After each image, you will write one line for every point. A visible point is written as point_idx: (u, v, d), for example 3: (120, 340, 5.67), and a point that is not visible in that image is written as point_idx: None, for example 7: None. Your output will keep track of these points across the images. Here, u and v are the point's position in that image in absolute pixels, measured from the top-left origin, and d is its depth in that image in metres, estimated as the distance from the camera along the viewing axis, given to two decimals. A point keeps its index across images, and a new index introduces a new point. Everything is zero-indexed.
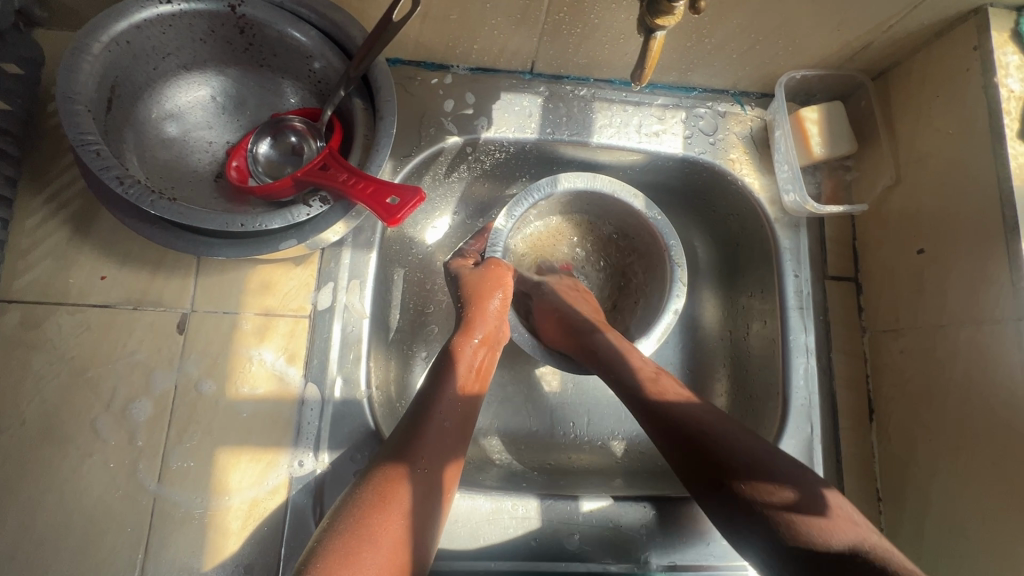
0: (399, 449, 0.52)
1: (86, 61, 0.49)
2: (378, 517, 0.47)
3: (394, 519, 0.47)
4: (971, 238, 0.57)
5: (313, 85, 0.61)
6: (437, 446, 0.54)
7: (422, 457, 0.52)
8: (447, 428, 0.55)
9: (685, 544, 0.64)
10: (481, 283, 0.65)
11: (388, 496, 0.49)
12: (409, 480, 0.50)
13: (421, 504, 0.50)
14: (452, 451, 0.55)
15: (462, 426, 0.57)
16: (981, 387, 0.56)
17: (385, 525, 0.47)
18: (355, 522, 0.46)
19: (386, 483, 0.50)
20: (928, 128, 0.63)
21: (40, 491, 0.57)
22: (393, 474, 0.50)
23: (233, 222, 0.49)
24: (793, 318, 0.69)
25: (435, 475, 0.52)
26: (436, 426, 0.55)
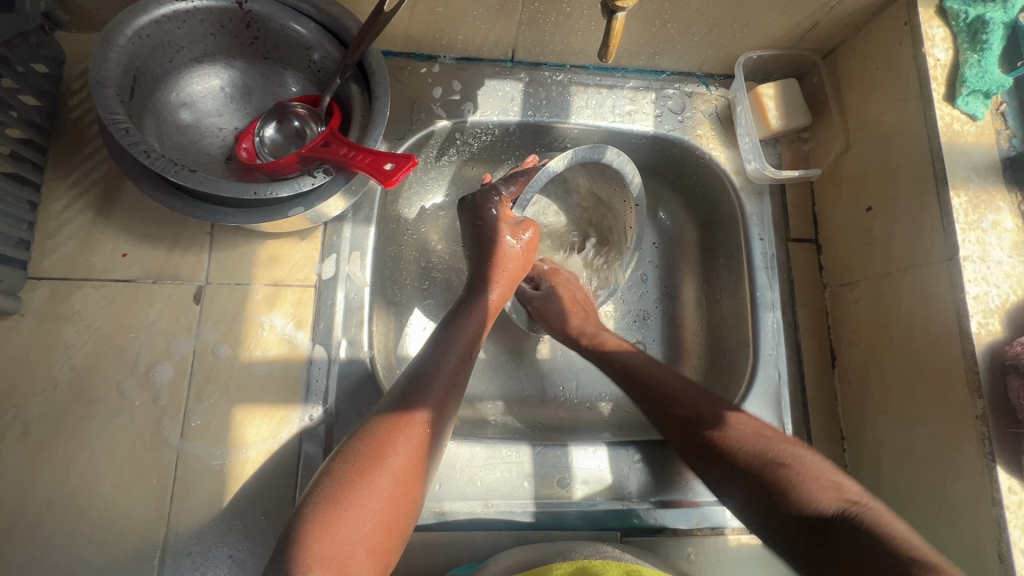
0: (407, 397, 0.54)
1: (112, 52, 0.55)
2: (381, 462, 0.49)
3: (395, 463, 0.50)
4: (910, 191, 0.64)
5: (313, 75, 0.67)
6: (442, 395, 0.55)
7: (422, 412, 0.53)
8: (452, 378, 0.56)
9: (665, 482, 0.70)
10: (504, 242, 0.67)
11: (390, 440, 0.50)
12: (411, 433, 0.52)
13: (424, 450, 0.52)
14: (455, 398, 0.57)
15: (464, 377, 0.58)
16: (922, 323, 0.62)
17: (387, 470, 0.49)
18: (357, 466, 0.48)
19: (390, 427, 0.51)
20: (871, 98, 0.70)
21: (73, 447, 0.62)
22: (397, 420, 0.52)
23: (246, 190, 0.55)
24: (759, 276, 0.76)
25: (437, 422, 0.54)
26: (444, 376, 0.56)
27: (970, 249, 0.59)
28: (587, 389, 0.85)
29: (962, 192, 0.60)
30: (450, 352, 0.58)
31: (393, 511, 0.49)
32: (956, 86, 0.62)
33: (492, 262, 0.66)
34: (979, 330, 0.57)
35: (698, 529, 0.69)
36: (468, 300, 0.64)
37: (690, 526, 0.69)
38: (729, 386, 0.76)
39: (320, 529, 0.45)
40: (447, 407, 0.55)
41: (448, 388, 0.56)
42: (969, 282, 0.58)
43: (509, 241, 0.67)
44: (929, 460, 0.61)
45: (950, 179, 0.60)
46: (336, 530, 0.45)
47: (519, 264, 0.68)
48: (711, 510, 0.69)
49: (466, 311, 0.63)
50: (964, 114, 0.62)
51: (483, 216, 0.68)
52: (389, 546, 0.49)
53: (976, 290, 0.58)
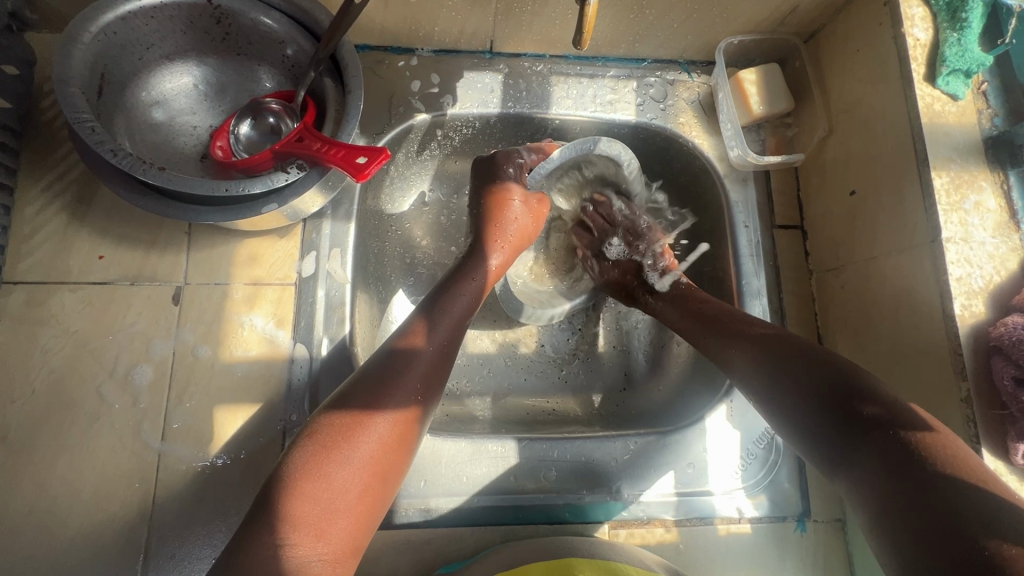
0: (400, 357, 0.55)
1: (77, 50, 0.54)
2: (368, 420, 0.50)
3: (383, 420, 0.51)
4: (892, 174, 0.63)
5: (287, 70, 0.66)
6: (433, 359, 0.56)
7: (404, 390, 0.53)
8: (445, 341, 0.58)
9: (653, 474, 0.69)
10: (517, 211, 0.71)
11: (380, 397, 0.51)
12: (392, 410, 0.51)
13: (414, 410, 0.53)
14: (448, 361, 0.58)
15: (455, 346, 0.59)
16: (906, 307, 0.61)
17: (376, 426, 0.50)
18: (344, 423, 0.49)
19: (379, 385, 0.52)
20: (853, 81, 0.69)
21: (52, 453, 0.61)
22: (386, 380, 0.53)
23: (217, 187, 0.54)
24: (745, 264, 0.75)
25: (427, 384, 0.55)
26: (436, 340, 0.57)
27: (953, 230, 0.58)
28: (576, 382, 0.85)
29: (944, 173, 0.59)
30: (443, 314, 0.59)
31: (381, 467, 0.50)
32: (937, 66, 0.62)
33: (502, 220, 0.70)
34: (963, 312, 0.56)
35: (687, 520, 0.68)
36: (466, 264, 0.65)
37: (678, 516, 0.68)
38: (717, 375, 0.75)
39: (306, 481, 0.46)
40: (437, 370, 0.56)
41: (441, 350, 0.57)
42: (952, 263, 0.57)
43: (519, 205, 0.71)
44: None
45: (931, 160, 0.59)
46: (320, 490, 0.46)
47: (525, 224, 0.72)
48: (699, 500, 0.69)
49: (465, 274, 0.64)
50: (945, 94, 0.61)
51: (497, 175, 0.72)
52: (374, 504, 0.49)
53: (960, 272, 0.57)
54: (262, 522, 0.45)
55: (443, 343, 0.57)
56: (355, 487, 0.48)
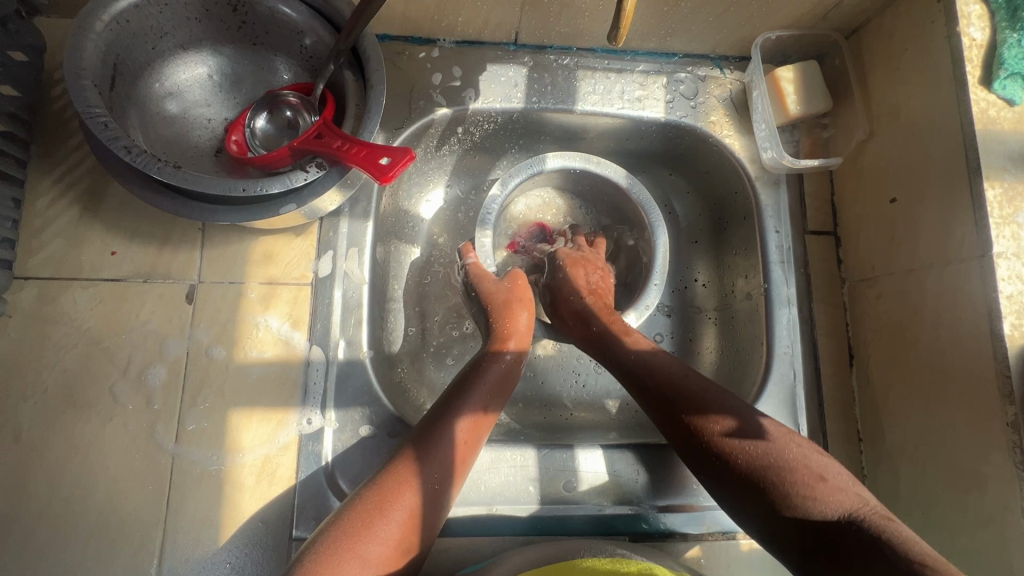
0: (428, 434, 0.55)
1: (89, 39, 0.51)
2: (400, 497, 0.51)
3: (413, 497, 0.51)
4: (938, 184, 0.60)
5: (305, 61, 0.64)
6: (473, 414, 0.58)
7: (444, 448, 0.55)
8: (477, 422, 0.57)
9: (676, 485, 0.67)
10: (501, 294, 0.67)
11: (412, 477, 0.52)
12: (430, 471, 0.53)
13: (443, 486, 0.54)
14: (479, 441, 0.58)
15: (496, 407, 0.60)
16: (948, 323, 0.59)
17: (407, 505, 0.51)
18: (378, 499, 0.50)
19: (414, 463, 0.53)
20: (899, 82, 0.66)
21: (65, 453, 0.60)
22: (421, 457, 0.53)
23: (235, 187, 0.52)
24: (775, 272, 0.72)
25: (461, 462, 0.55)
26: (474, 397, 0.58)
27: (1004, 244, 0.55)
28: (595, 387, 0.83)
29: (998, 184, 0.56)
30: (477, 392, 0.59)
31: (407, 538, 0.50)
32: (993, 69, 0.58)
33: (518, 305, 0.68)
34: (1011, 332, 0.54)
35: (710, 534, 0.67)
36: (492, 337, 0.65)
37: (700, 530, 0.66)
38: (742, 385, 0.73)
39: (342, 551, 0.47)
40: (469, 448, 0.57)
41: (472, 433, 0.57)
42: (1002, 280, 0.55)
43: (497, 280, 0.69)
44: (956, 467, 0.58)
45: (984, 170, 0.56)
46: (359, 553, 0.48)
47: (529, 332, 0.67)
48: (723, 515, 0.67)
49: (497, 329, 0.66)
50: (1001, 99, 0.58)
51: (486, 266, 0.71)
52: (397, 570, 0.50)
53: (1010, 289, 0.55)
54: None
55: (479, 421, 0.57)
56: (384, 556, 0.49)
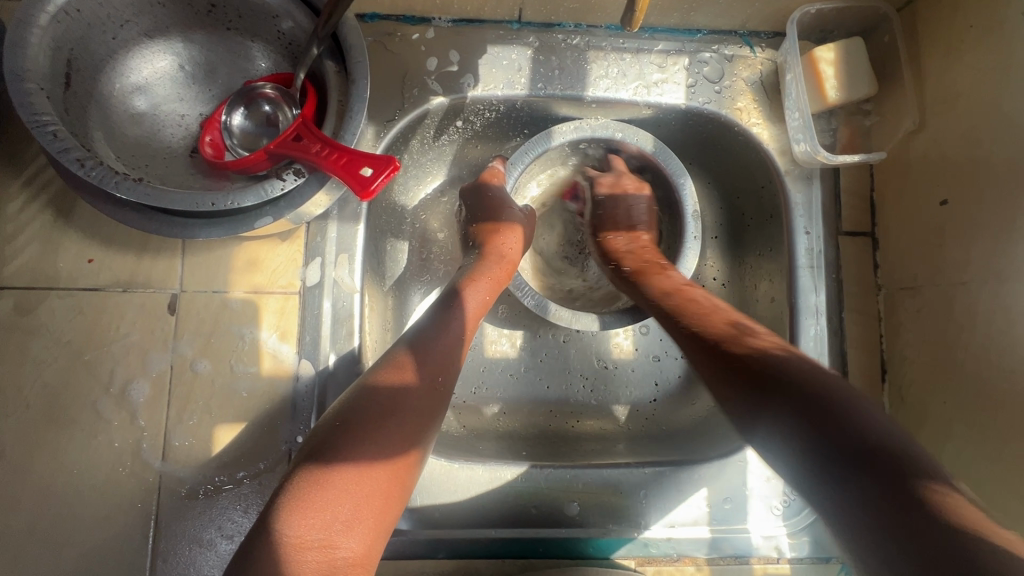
0: (391, 371, 0.50)
1: (33, 35, 0.46)
2: (371, 439, 0.45)
3: (388, 441, 0.45)
4: (1000, 186, 0.53)
5: (283, 48, 0.57)
6: (430, 386, 0.50)
7: (397, 417, 0.47)
8: (438, 369, 0.52)
9: (685, 509, 0.63)
10: (493, 226, 0.66)
11: (380, 419, 0.46)
12: (387, 444, 0.45)
13: (411, 440, 0.47)
14: (447, 388, 0.52)
15: (447, 379, 0.52)
16: (1001, 346, 0.53)
17: (378, 450, 0.44)
18: (343, 442, 0.44)
19: (377, 402, 0.47)
20: (961, 66, 0.57)
21: (50, 471, 0.58)
22: (387, 397, 0.47)
23: (203, 201, 0.47)
24: (803, 277, 0.66)
25: (431, 407, 0.50)
26: (426, 372, 0.50)
27: None
28: (603, 392, 0.78)
29: None
30: (436, 340, 0.53)
31: (388, 489, 0.44)
32: None
33: (498, 244, 0.65)
34: None
35: (721, 557, 0.64)
36: (463, 281, 0.61)
37: (711, 554, 0.64)
38: None
39: (310, 498, 0.41)
40: (438, 393, 0.51)
41: (435, 378, 0.51)
42: None
43: (502, 232, 0.66)
44: (992, 505, 0.53)
45: None
46: (303, 534, 0.39)
47: (514, 266, 0.66)
48: (736, 539, 0.63)
49: (459, 291, 0.59)
50: None
51: (497, 207, 0.67)
52: (381, 522, 0.43)
53: None
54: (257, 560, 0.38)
55: (441, 365, 0.52)
56: (360, 503, 0.42)
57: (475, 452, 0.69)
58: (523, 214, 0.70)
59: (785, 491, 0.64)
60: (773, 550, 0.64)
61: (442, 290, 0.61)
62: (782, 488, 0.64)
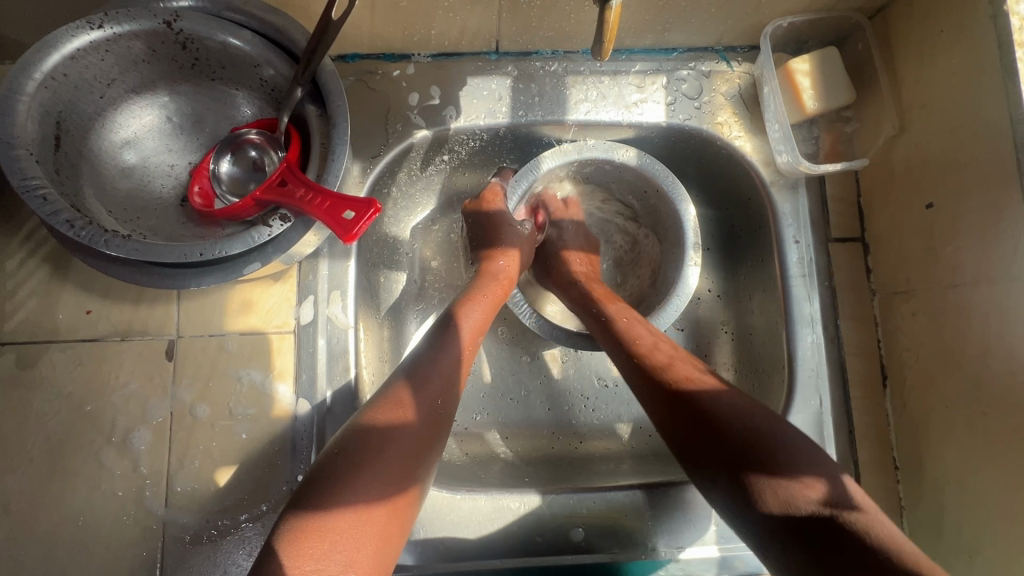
0: (389, 403, 0.50)
1: (22, 102, 0.48)
2: (375, 465, 0.45)
3: (382, 477, 0.45)
4: (982, 187, 0.53)
5: (267, 94, 0.58)
6: (430, 409, 0.50)
7: (399, 443, 0.47)
8: (439, 392, 0.52)
9: (692, 528, 0.63)
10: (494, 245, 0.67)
11: (375, 454, 0.46)
12: (389, 471, 0.46)
13: (413, 466, 0.47)
14: (447, 412, 0.52)
15: (449, 400, 0.53)
16: (997, 348, 0.52)
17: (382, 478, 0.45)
18: (338, 479, 0.44)
19: (373, 437, 0.47)
20: (935, 70, 0.58)
21: (55, 523, 0.59)
22: (382, 432, 0.47)
23: (190, 252, 0.48)
24: (796, 286, 0.66)
25: (432, 433, 0.50)
26: (426, 395, 0.51)
27: None
28: (605, 411, 0.77)
29: None
30: (435, 368, 0.53)
31: (384, 524, 0.44)
32: None
33: (494, 267, 0.65)
34: None
35: None
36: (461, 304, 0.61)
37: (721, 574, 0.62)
38: None
39: (307, 537, 0.41)
40: (439, 418, 0.51)
41: (436, 403, 0.51)
42: None
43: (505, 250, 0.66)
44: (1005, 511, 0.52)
45: None
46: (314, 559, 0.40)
47: (515, 281, 0.66)
48: (746, 556, 0.62)
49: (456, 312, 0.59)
50: None
51: (498, 228, 0.68)
52: (385, 550, 0.44)
53: None
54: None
55: (436, 394, 0.52)
56: (366, 530, 0.43)
57: (478, 481, 0.68)
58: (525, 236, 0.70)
59: None
60: None
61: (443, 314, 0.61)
62: None
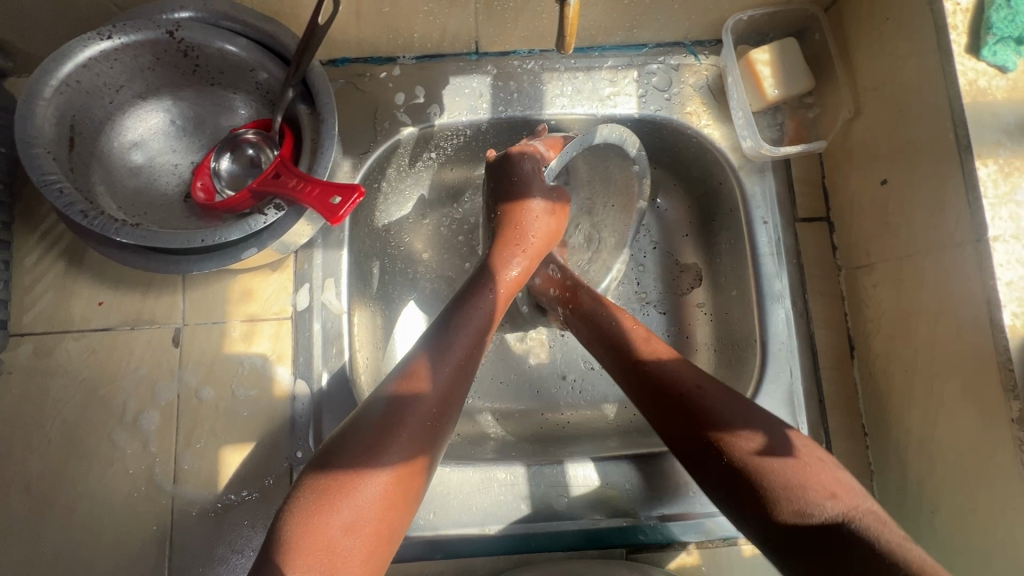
0: (408, 376, 0.51)
1: (39, 107, 0.53)
2: (392, 437, 0.47)
3: (394, 457, 0.47)
4: (928, 162, 0.56)
5: (262, 96, 0.63)
6: (449, 381, 0.52)
7: (416, 416, 0.49)
8: (460, 365, 0.53)
9: (670, 495, 0.66)
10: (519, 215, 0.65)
11: (388, 434, 0.48)
12: (406, 442, 0.48)
13: (429, 435, 0.49)
14: (463, 382, 0.54)
15: (467, 372, 0.54)
16: (947, 312, 0.55)
17: (398, 449, 0.47)
18: (358, 449, 0.46)
19: (388, 416, 0.48)
20: (883, 55, 0.62)
21: (72, 499, 0.63)
22: (397, 412, 0.49)
23: (193, 238, 0.53)
24: (766, 264, 0.69)
25: (450, 405, 0.52)
26: (446, 365, 0.52)
27: (1002, 227, 0.51)
28: (590, 391, 0.81)
29: (991, 161, 0.52)
30: (456, 341, 0.54)
31: (395, 498, 0.47)
32: (981, 34, 0.53)
33: (522, 229, 0.64)
34: (1013, 322, 0.50)
35: (711, 541, 0.66)
36: (484, 274, 0.61)
37: (700, 538, 0.65)
38: (738, 383, 0.70)
39: (319, 503, 0.44)
40: (456, 389, 0.52)
41: (456, 375, 0.53)
42: (1000, 265, 0.51)
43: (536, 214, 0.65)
44: (961, 466, 0.55)
45: (975, 148, 0.52)
46: (331, 525, 0.43)
47: (543, 244, 0.66)
48: (722, 520, 0.66)
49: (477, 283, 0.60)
50: (992, 66, 0.53)
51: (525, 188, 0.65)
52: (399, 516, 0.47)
53: (1010, 275, 0.50)
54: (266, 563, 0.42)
55: (457, 368, 0.53)
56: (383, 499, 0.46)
57: (468, 456, 0.72)
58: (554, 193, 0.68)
59: None
60: None
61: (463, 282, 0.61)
62: None
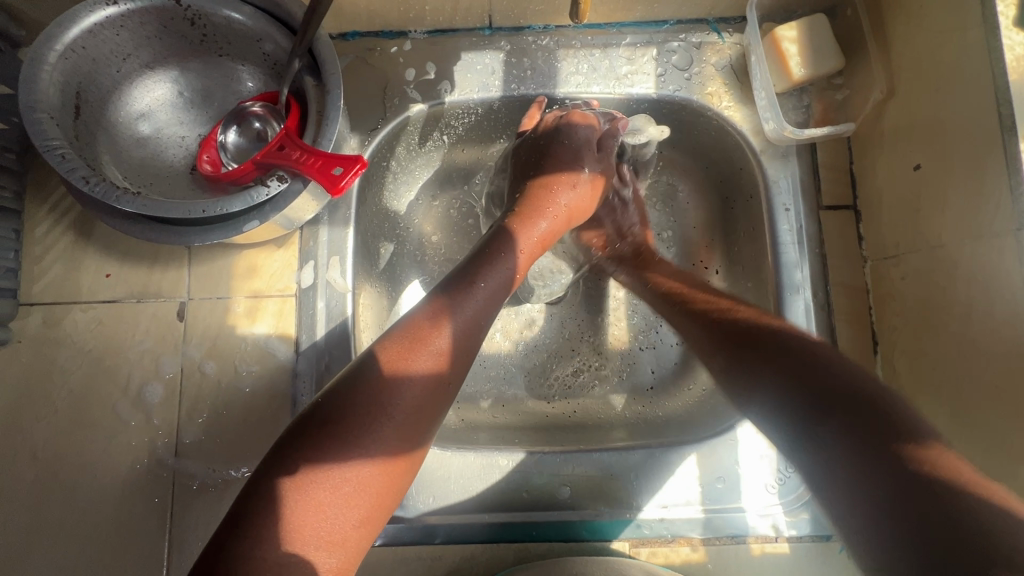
0: (410, 339, 0.46)
1: (44, 71, 0.52)
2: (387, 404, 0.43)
3: (391, 419, 0.43)
4: (967, 145, 0.53)
5: (269, 68, 0.62)
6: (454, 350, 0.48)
7: (415, 383, 0.45)
8: (466, 335, 0.49)
9: (677, 489, 0.64)
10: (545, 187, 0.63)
11: (389, 392, 0.43)
12: (401, 411, 0.43)
13: (427, 408, 0.45)
14: (467, 353, 0.49)
15: (471, 343, 0.49)
16: (982, 306, 0.52)
17: (393, 419, 0.43)
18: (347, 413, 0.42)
19: (384, 381, 0.44)
20: (921, 31, 0.57)
21: (77, 469, 0.63)
22: (400, 368, 0.45)
23: (194, 209, 0.52)
24: (787, 253, 0.66)
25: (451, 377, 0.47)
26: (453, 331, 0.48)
27: None
28: (598, 381, 0.79)
29: None
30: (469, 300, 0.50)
31: (384, 473, 0.42)
32: None
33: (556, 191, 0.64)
34: None
35: (718, 539, 0.63)
36: (501, 240, 0.56)
37: (706, 534, 0.63)
38: None
39: (305, 480, 0.39)
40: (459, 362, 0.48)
41: (461, 347, 0.48)
42: None
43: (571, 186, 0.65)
44: (988, 469, 0.52)
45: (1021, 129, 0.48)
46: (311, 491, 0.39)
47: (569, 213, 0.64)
48: (730, 517, 0.63)
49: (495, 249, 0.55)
50: None
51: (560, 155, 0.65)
52: (385, 493, 0.43)
53: None
54: (231, 545, 0.37)
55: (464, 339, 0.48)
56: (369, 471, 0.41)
57: (470, 441, 0.70)
58: (600, 167, 0.68)
59: (778, 469, 0.64)
60: (771, 529, 0.63)
61: (475, 249, 0.57)
62: (776, 465, 0.64)
